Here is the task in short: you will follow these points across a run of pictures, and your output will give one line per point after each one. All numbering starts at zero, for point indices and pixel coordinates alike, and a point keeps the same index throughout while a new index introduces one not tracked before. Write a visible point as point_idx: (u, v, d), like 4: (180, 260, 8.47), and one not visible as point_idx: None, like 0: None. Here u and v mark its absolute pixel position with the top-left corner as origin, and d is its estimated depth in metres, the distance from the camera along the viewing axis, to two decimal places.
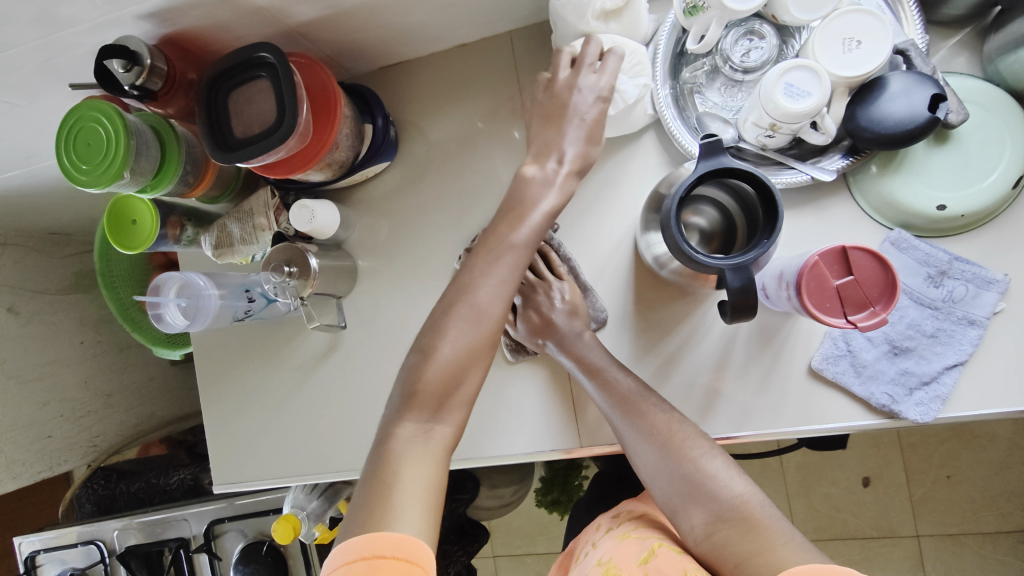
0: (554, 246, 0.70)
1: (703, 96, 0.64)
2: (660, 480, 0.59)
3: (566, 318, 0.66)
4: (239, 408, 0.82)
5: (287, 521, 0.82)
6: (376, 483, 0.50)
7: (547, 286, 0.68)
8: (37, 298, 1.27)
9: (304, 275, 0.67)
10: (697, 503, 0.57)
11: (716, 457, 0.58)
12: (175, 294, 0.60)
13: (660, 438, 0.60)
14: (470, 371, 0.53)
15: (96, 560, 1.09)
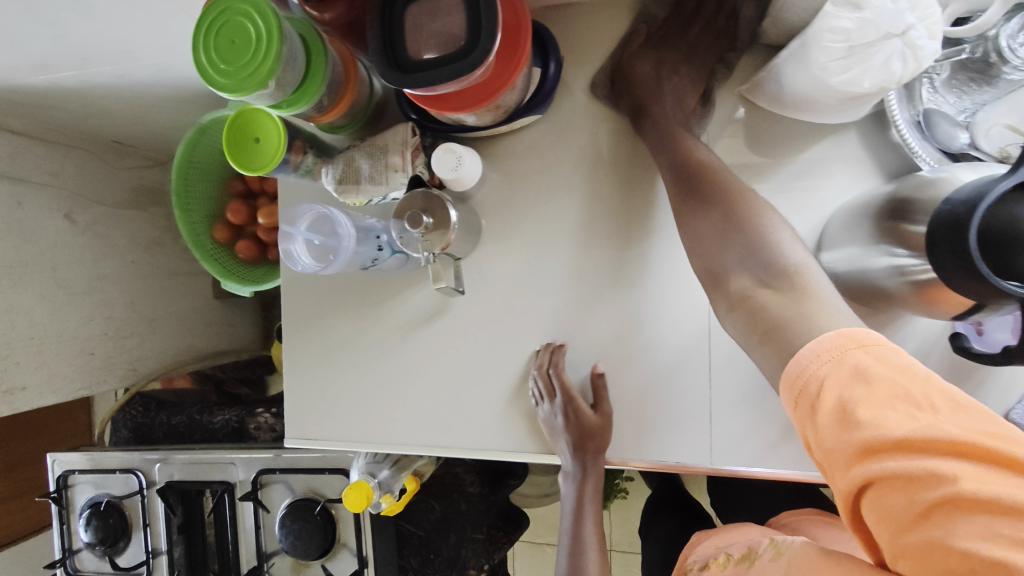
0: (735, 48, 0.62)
1: (935, 90, 0.56)
2: (716, 243, 0.53)
3: (673, 97, 0.62)
4: (324, 363, 0.76)
5: (360, 488, 0.76)
6: None
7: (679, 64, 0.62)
8: (94, 207, 1.20)
9: (440, 234, 0.60)
10: (749, 262, 0.50)
11: (786, 231, 0.51)
12: (307, 226, 0.54)
13: (727, 194, 0.54)
14: None
15: (133, 490, 1.04)
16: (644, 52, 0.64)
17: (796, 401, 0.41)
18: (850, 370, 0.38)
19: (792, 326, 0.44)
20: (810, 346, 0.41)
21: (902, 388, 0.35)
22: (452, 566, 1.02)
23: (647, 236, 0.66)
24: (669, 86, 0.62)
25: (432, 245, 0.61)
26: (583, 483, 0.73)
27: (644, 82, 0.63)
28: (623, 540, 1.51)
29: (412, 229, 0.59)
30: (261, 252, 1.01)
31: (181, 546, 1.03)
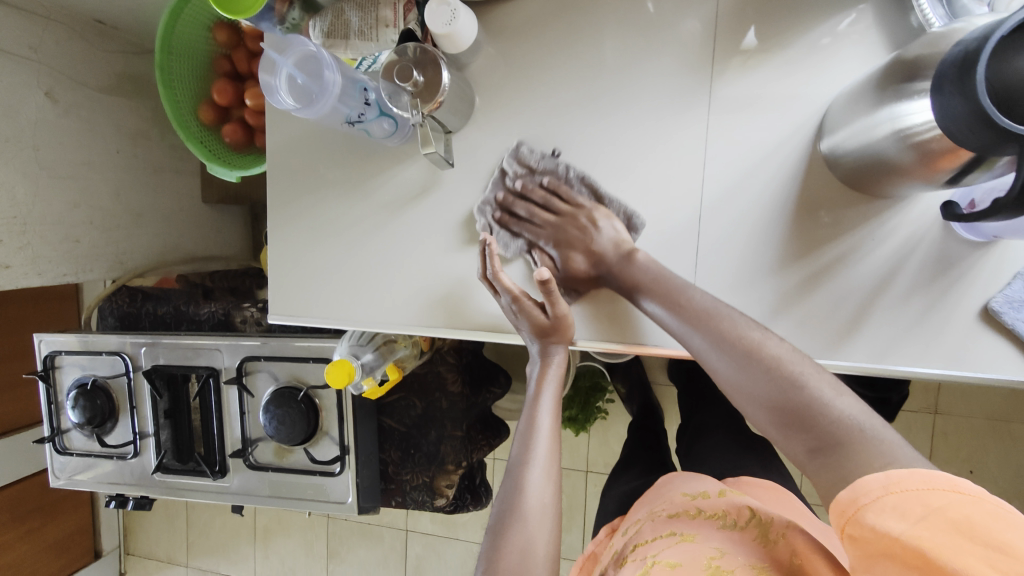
0: (561, 172, 0.67)
1: None
2: (746, 403, 0.50)
3: (613, 245, 0.64)
4: (308, 240, 0.75)
5: (341, 367, 0.77)
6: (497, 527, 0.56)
7: (576, 216, 0.67)
8: (77, 87, 1.16)
9: (428, 96, 0.58)
10: (791, 432, 0.47)
11: (819, 378, 0.48)
12: (294, 62, 0.52)
13: (741, 347, 0.51)
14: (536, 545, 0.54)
15: (120, 373, 1.05)
16: (557, 195, 0.68)
17: (900, 495, 0.38)
18: (989, 508, 0.36)
19: (855, 467, 0.42)
20: (891, 469, 0.40)
21: (989, 507, 0.36)
22: (431, 462, 1.05)
23: (644, 116, 0.63)
24: (606, 231, 0.65)
25: (417, 104, 0.58)
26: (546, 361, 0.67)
27: (584, 233, 0.66)
28: (599, 460, 1.56)
29: (400, 83, 0.56)
30: (248, 138, 0.99)
31: (168, 430, 1.05)
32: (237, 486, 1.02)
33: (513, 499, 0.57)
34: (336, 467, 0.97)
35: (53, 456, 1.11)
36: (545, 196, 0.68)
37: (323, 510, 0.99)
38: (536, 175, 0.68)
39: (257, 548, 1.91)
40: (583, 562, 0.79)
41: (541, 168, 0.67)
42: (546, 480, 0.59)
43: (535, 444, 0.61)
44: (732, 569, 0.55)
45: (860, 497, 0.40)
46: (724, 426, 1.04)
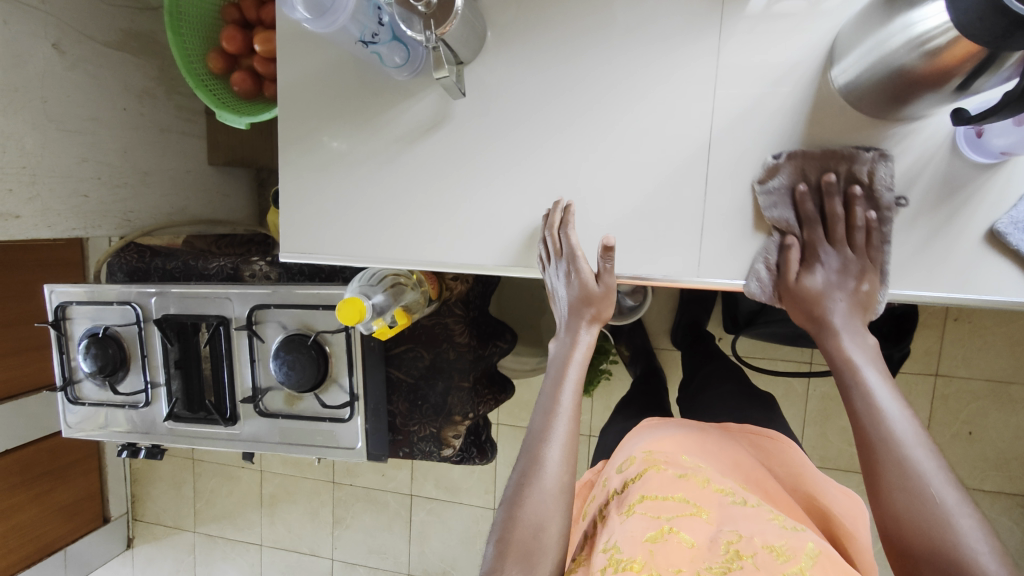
0: (883, 186, 0.58)
1: None
2: (890, 500, 0.51)
3: (858, 303, 0.61)
4: (320, 177, 0.76)
5: (353, 305, 0.78)
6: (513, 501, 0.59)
7: (843, 246, 0.61)
8: (83, 41, 1.16)
9: (441, 18, 0.58)
10: (926, 543, 0.48)
11: (965, 510, 0.48)
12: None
13: (900, 454, 0.51)
14: (547, 524, 0.58)
15: (131, 322, 1.07)
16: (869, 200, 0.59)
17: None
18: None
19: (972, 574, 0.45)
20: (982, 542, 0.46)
21: None
22: (438, 413, 1.07)
23: (654, 46, 0.64)
24: (823, 275, 0.62)
25: (430, 25, 0.58)
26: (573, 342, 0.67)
27: (812, 258, 0.62)
28: (602, 425, 1.57)
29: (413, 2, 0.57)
30: (257, 88, 0.99)
31: (178, 379, 1.06)
32: (247, 434, 1.04)
33: (530, 470, 0.60)
34: (346, 413, 0.99)
35: (65, 406, 1.13)
36: (834, 204, 0.60)
37: (332, 456, 1.01)
38: (857, 170, 0.59)
39: (264, 514, 1.93)
40: (582, 486, 0.83)
41: (878, 176, 0.58)
42: (563, 460, 0.60)
43: (555, 424, 0.62)
44: (753, 556, 0.54)
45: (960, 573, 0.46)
46: (728, 378, 1.05)
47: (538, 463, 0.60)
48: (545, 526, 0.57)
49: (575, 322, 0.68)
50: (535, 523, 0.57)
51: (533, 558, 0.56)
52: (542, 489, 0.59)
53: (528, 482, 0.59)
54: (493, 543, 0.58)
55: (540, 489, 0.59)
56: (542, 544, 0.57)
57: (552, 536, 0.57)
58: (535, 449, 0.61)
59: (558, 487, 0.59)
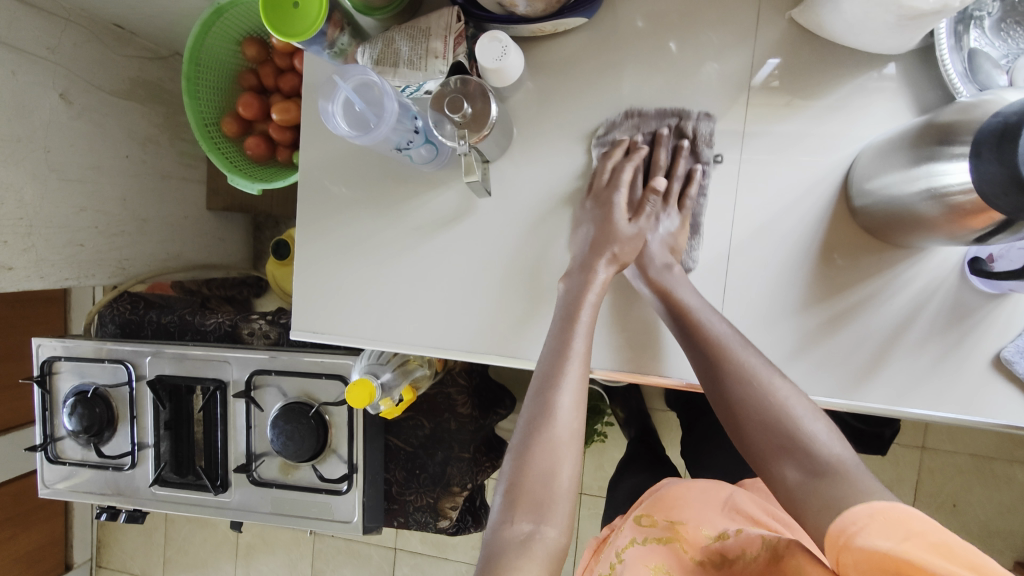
0: (704, 172, 0.65)
1: (980, 33, 0.56)
2: (745, 420, 0.54)
3: (663, 249, 0.65)
4: (335, 258, 0.75)
5: (362, 386, 0.77)
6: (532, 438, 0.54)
7: (663, 212, 0.66)
8: (92, 91, 1.15)
9: (475, 128, 0.60)
10: (795, 454, 0.52)
11: (819, 421, 0.53)
12: (353, 88, 0.58)
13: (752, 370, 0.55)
14: (549, 479, 0.53)
15: (122, 381, 1.03)
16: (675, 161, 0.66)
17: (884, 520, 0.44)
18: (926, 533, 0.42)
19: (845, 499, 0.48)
20: (874, 506, 0.46)
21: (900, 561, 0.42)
22: (436, 483, 1.04)
23: (675, 155, 0.66)
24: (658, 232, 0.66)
25: (465, 134, 0.59)
26: (590, 279, 0.62)
27: (612, 216, 0.65)
28: (594, 482, 1.53)
29: (450, 114, 0.58)
30: (270, 152, 0.99)
31: (167, 441, 1.03)
32: (237, 502, 1.00)
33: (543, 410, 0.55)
34: (343, 486, 0.96)
35: (44, 465, 1.08)
36: (678, 168, 0.65)
37: (326, 529, 0.97)
38: (692, 158, 0.66)
39: (238, 565, 1.85)
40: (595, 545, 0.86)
41: (700, 156, 0.65)
42: (574, 407, 0.55)
43: (568, 367, 0.57)
44: None
45: (850, 527, 0.46)
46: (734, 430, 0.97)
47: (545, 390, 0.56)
48: (543, 481, 0.52)
49: (599, 254, 0.64)
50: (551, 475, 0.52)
51: (544, 511, 0.51)
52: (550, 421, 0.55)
53: (539, 418, 0.55)
54: (502, 494, 0.53)
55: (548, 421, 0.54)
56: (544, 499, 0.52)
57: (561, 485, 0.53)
58: (538, 381, 0.57)
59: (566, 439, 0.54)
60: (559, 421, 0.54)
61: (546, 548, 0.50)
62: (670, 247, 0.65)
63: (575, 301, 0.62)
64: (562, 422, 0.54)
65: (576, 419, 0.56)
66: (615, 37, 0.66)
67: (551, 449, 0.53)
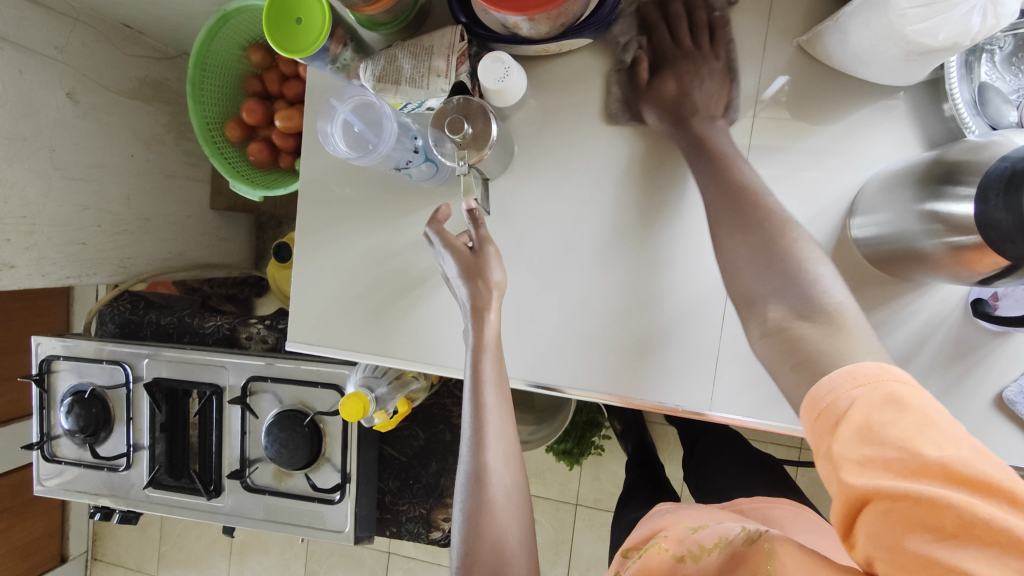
0: (724, 21, 0.61)
1: (992, 66, 0.55)
2: (746, 273, 0.50)
3: (708, 101, 0.60)
4: (333, 271, 0.75)
5: (356, 400, 0.77)
6: (476, 502, 0.58)
7: (700, 60, 0.60)
8: (98, 90, 1.15)
9: (475, 148, 0.59)
10: (792, 293, 0.46)
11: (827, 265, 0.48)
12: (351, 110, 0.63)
13: (769, 222, 0.50)
14: (503, 532, 0.57)
15: (119, 383, 1.03)
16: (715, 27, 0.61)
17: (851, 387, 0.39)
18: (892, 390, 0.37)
19: (828, 357, 0.42)
20: (846, 367, 0.40)
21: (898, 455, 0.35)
22: (429, 494, 1.04)
23: (677, 178, 0.65)
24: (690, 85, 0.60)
25: (464, 155, 0.59)
26: (481, 323, 0.62)
27: (483, 259, 0.63)
28: (590, 494, 1.52)
29: (449, 134, 0.57)
30: (273, 157, 0.98)
31: (163, 443, 1.03)
32: (230, 507, 1.00)
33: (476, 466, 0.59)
34: (335, 496, 0.96)
35: (40, 463, 1.08)
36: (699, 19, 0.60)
37: (317, 538, 0.97)
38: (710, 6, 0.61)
39: (232, 563, 1.86)
40: None
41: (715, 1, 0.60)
42: (500, 451, 0.60)
43: (485, 405, 0.60)
44: None
45: (828, 397, 0.40)
46: (732, 451, 0.96)
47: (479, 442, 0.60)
48: (501, 539, 0.57)
49: (482, 290, 0.63)
50: (499, 535, 0.57)
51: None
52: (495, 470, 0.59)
53: (478, 478, 0.59)
54: (460, 559, 0.57)
55: (491, 476, 0.59)
56: (508, 557, 0.56)
57: (513, 539, 0.57)
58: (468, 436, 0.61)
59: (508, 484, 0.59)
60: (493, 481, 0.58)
61: None
62: (711, 98, 0.60)
63: (478, 343, 0.62)
64: (499, 467, 0.59)
65: (510, 457, 0.61)
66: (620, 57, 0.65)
67: (496, 504, 0.58)
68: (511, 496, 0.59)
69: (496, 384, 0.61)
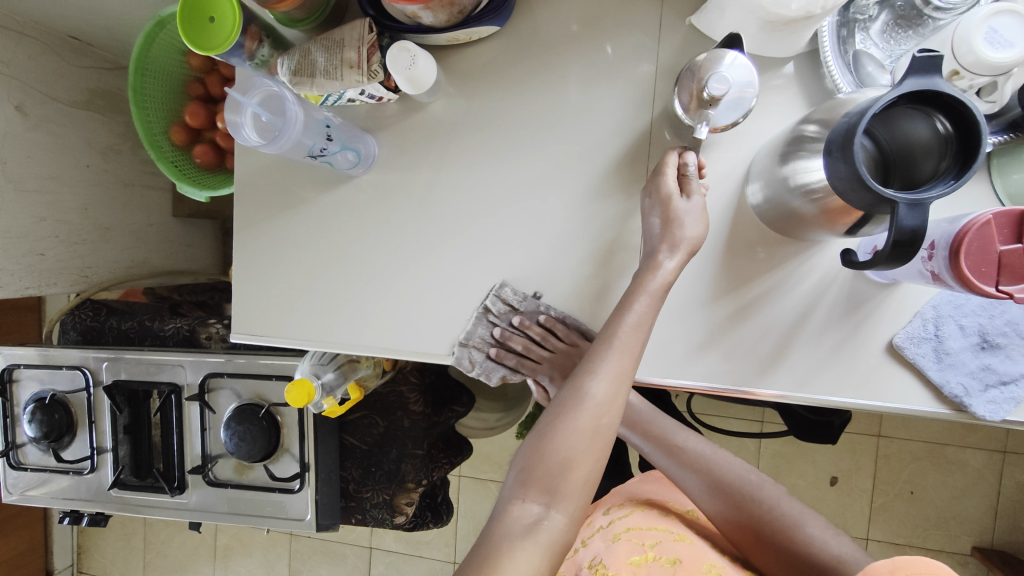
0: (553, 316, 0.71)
1: (865, 34, 0.59)
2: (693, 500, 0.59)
3: None
4: (271, 262, 0.78)
5: (301, 386, 0.80)
6: (553, 412, 0.57)
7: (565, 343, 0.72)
8: (48, 102, 1.16)
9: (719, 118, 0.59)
10: None
11: None
12: (257, 102, 0.62)
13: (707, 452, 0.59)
14: (574, 466, 0.55)
15: (80, 387, 1.05)
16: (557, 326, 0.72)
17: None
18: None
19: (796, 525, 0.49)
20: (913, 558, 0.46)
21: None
22: (391, 480, 1.06)
23: (589, 155, 0.68)
24: None
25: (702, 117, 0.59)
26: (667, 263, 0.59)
27: (678, 210, 0.61)
28: None
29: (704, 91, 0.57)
30: (218, 159, 1.01)
31: (126, 445, 1.04)
32: (195, 503, 1.02)
33: (575, 386, 0.57)
34: (295, 485, 0.98)
35: (7, 471, 1.10)
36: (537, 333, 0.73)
37: (281, 527, 1.00)
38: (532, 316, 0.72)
39: (216, 567, 1.87)
40: None
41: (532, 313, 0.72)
42: (606, 391, 0.56)
43: (605, 349, 0.57)
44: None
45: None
46: None
47: (584, 369, 0.57)
48: (569, 473, 0.55)
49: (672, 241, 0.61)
50: (574, 460, 0.55)
51: (554, 495, 0.54)
52: (588, 398, 0.56)
53: (574, 395, 0.56)
54: (517, 472, 0.57)
55: (573, 402, 0.56)
56: (567, 481, 0.54)
57: (579, 473, 0.55)
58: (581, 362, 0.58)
59: (594, 426, 0.55)
60: (589, 406, 0.56)
61: (552, 532, 0.53)
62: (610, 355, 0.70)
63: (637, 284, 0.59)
64: (604, 396, 0.56)
65: (617, 392, 0.57)
66: (529, 42, 0.68)
67: (576, 432, 0.55)
68: (597, 436, 0.55)
69: (637, 323, 0.59)
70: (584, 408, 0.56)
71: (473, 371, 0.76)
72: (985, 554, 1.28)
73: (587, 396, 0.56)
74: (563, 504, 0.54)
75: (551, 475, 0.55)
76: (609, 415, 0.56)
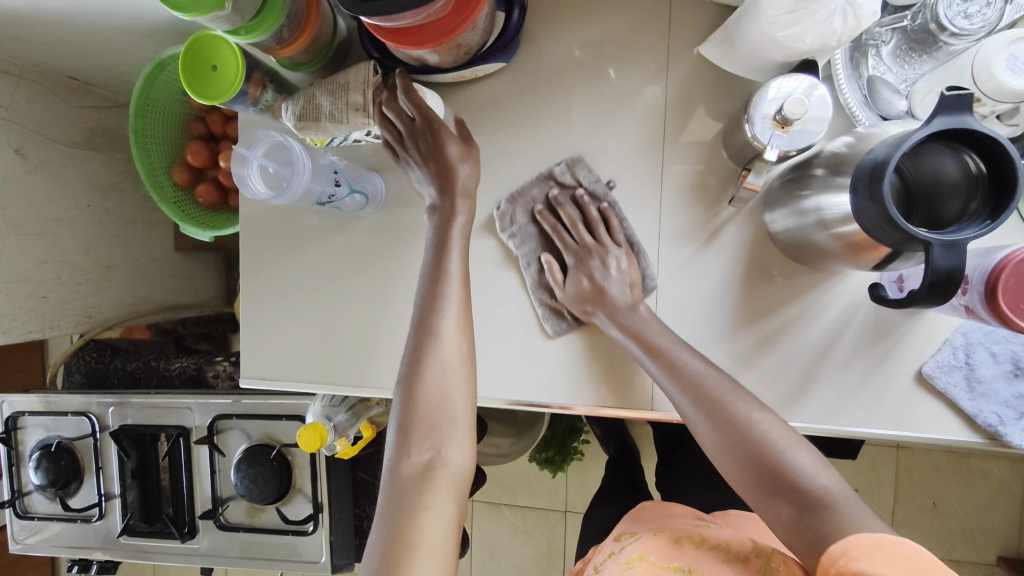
0: (614, 207, 0.67)
1: (878, 58, 0.58)
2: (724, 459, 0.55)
3: (623, 289, 0.64)
4: (279, 304, 0.76)
5: (314, 429, 0.78)
6: (413, 355, 0.58)
7: (604, 252, 0.66)
8: (48, 144, 1.15)
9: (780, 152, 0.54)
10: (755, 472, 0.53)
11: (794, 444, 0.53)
12: (263, 153, 0.60)
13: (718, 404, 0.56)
14: (453, 396, 0.57)
15: (86, 433, 1.03)
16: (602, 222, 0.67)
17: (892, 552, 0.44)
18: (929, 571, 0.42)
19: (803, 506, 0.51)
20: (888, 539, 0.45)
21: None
22: None
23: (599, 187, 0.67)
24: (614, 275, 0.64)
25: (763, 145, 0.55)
26: (452, 210, 0.63)
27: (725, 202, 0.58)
28: (580, 502, 1.46)
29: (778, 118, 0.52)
30: (222, 197, 1.00)
31: (135, 489, 1.02)
32: (206, 547, 1.00)
33: (423, 336, 0.58)
34: (309, 526, 0.96)
35: (14, 520, 1.08)
36: (590, 216, 0.67)
37: (294, 570, 0.98)
38: (595, 202, 0.68)
39: None
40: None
41: (597, 196, 0.67)
42: (458, 329, 0.59)
43: (444, 291, 0.59)
44: None
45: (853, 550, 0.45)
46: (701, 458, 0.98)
47: (433, 310, 0.59)
48: (450, 405, 0.57)
49: (448, 188, 0.63)
50: (449, 395, 0.57)
51: (438, 433, 0.56)
52: (445, 342, 0.58)
53: (427, 337, 0.58)
54: (394, 430, 0.57)
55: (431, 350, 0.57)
56: (452, 415, 0.57)
57: (460, 405, 0.57)
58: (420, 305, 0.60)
59: (445, 366, 0.57)
60: (442, 347, 0.58)
61: (450, 470, 0.55)
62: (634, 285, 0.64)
63: (445, 225, 0.63)
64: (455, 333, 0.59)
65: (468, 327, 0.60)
66: (534, 75, 0.67)
67: (436, 373, 0.57)
68: (460, 366, 0.58)
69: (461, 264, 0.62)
70: (443, 347, 0.58)
71: (511, 231, 0.69)
72: (1013, 565, 1.25)
73: (439, 336, 0.58)
74: (451, 441, 0.56)
75: (434, 420, 0.56)
76: (463, 344, 0.59)
